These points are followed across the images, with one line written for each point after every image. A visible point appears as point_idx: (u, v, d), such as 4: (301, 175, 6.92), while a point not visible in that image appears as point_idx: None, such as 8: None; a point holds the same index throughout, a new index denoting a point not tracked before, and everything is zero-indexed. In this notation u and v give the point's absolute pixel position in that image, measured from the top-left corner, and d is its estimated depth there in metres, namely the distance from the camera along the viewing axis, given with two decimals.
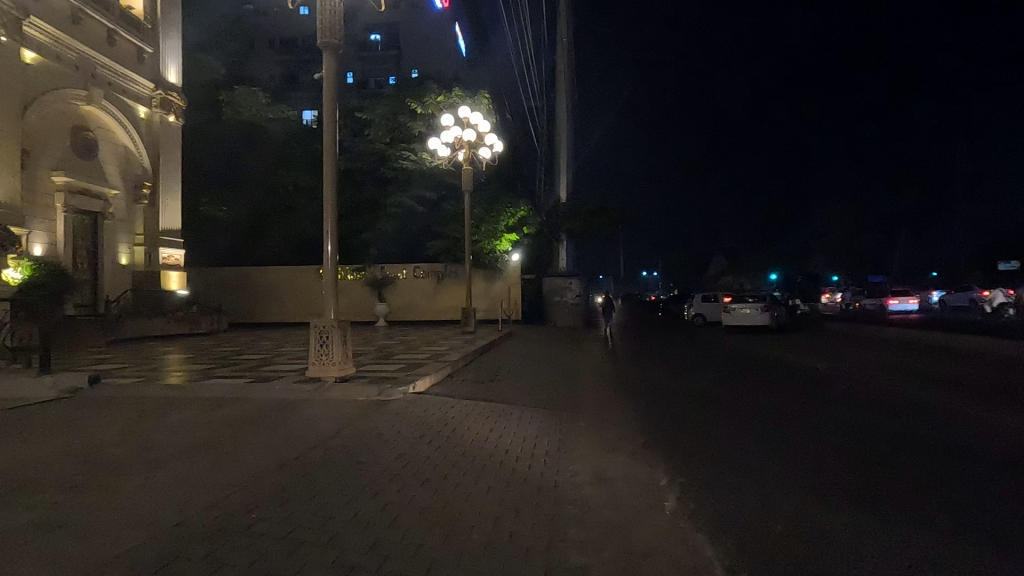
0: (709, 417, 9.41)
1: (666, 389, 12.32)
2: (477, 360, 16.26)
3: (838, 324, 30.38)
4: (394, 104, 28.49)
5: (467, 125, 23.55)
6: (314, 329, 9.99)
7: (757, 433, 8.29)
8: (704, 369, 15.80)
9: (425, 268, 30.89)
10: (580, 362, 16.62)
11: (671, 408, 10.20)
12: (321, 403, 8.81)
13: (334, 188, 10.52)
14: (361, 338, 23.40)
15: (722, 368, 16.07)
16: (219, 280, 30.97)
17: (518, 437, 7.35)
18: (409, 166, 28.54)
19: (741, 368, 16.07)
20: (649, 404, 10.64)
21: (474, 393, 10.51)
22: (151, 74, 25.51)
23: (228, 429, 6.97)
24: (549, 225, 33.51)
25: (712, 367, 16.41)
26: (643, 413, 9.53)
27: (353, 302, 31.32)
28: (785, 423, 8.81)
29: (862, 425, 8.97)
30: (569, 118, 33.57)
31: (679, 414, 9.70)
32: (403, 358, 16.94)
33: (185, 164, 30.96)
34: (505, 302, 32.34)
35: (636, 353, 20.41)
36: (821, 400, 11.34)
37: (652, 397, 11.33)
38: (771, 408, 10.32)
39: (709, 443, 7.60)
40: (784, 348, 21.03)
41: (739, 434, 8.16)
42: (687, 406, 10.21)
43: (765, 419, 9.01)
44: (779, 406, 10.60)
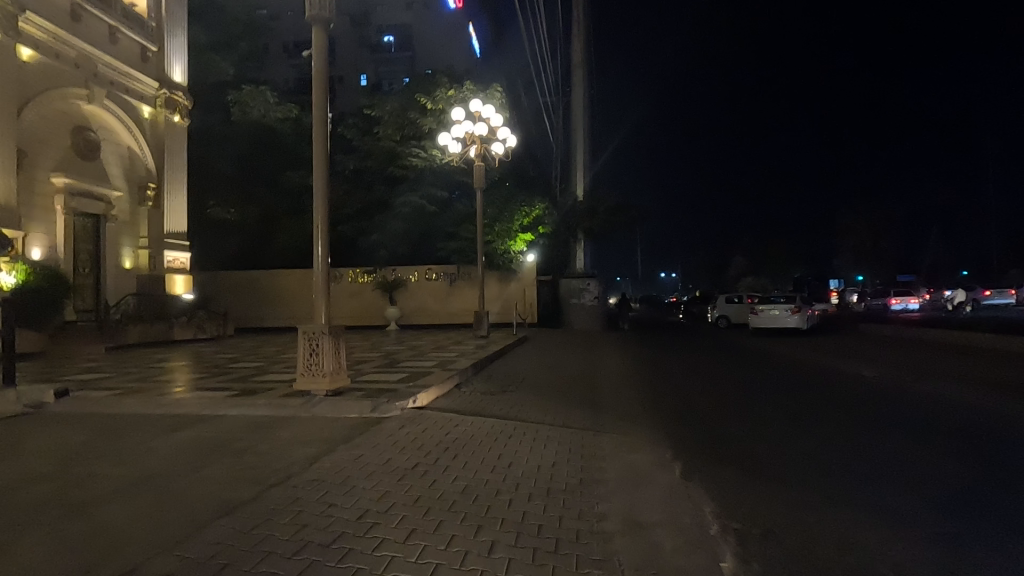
0: (754, 435, 8.12)
1: (698, 396, 11.08)
2: (489, 367, 15.10)
3: (874, 326, 28.63)
4: (404, 100, 27.50)
5: (478, 120, 22.51)
6: (303, 336, 8.91)
7: (816, 458, 6.98)
8: (735, 374, 14.49)
9: (437, 270, 29.93)
10: (598, 368, 15.33)
11: (707, 423, 8.94)
12: (305, 421, 7.73)
13: (324, 181, 9.47)
14: (369, 343, 22.45)
15: (756, 373, 14.69)
16: (228, 284, 30.49)
17: (534, 464, 6.20)
18: (419, 163, 27.44)
19: (777, 374, 14.68)
20: (680, 418, 9.39)
21: (482, 406, 9.38)
22: (157, 73, 24.91)
23: (187, 456, 5.91)
24: (565, 223, 32.24)
25: (745, 372, 15.04)
26: (676, 429, 8.30)
27: (364, 306, 30.46)
28: (847, 446, 7.50)
29: (941, 446, 7.61)
30: (586, 112, 32.26)
31: (718, 431, 8.43)
32: (409, 365, 15.86)
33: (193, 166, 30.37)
34: (520, 305, 31.18)
35: (658, 358, 19.07)
36: (876, 410, 10.02)
37: (682, 406, 10.13)
38: (824, 421, 9.03)
39: (761, 473, 6.34)
40: (820, 353, 19.52)
41: (796, 461, 6.86)
42: (727, 419, 8.97)
43: (822, 442, 7.69)
44: (829, 418, 9.32)
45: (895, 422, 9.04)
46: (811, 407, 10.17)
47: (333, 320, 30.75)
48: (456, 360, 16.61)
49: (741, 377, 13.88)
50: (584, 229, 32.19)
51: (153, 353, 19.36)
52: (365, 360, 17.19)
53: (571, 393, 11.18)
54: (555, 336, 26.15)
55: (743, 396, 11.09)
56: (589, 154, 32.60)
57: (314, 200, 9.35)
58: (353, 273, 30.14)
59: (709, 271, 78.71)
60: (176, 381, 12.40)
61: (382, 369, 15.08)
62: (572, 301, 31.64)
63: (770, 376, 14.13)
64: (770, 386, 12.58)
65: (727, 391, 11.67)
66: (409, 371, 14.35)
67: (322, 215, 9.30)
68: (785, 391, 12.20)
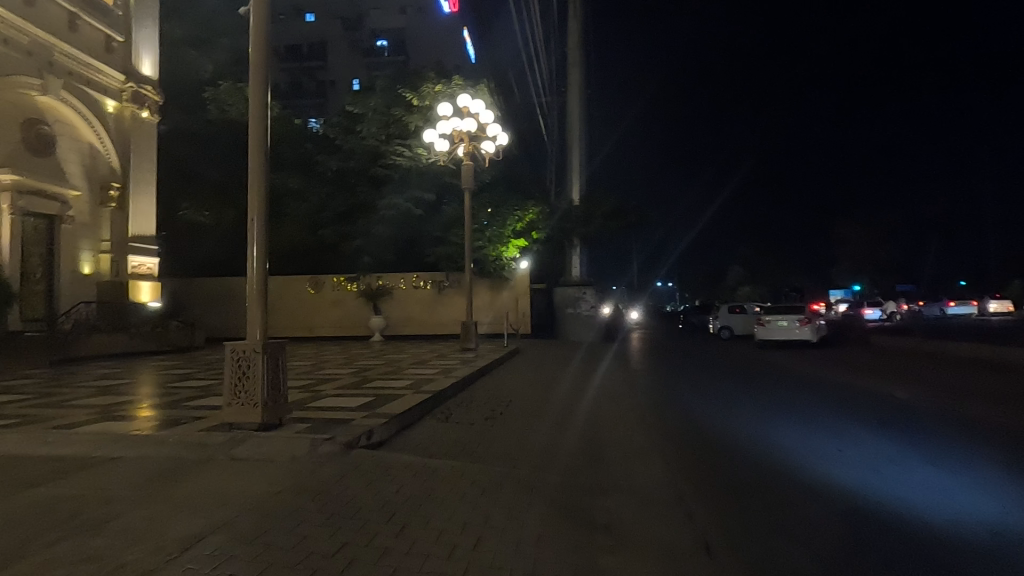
0: (777, 487, 6.58)
1: (718, 429, 9.38)
2: (475, 387, 13.33)
3: (889, 338, 26.95)
4: (388, 96, 25.88)
5: (466, 115, 20.88)
6: (230, 355, 7.17)
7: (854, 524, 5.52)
8: (755, 397, 13.27)
9: (425, 278, 28.37)
10: (597, 388, 13.58)
11: (722, 465, 7.36)
12: (219, 467, 5.97)
13: (261, 168, 7.89)
14: (346, 357, 20.68)
15: (780, 396, 13.40)
16: (202, 291, 28.72)
17: (532, 551, 4.52)
18: (404, 162, 25.92)
19: (801, 396, 13.38)
20: (693, 455, 7.74)
21: (457, 444, 7.61)
22: (123, 65, 23.24)
23: (10, 537, 4.14)
24: (561, 229, 30.56)
25: (766, 393, 13.77)
26: (705, 481, 6.64)
27: (347, 315, 29.03)
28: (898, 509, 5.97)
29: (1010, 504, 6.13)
30: (582, 112, 30.74)
31: (736, 478, 6.84)
32: (384, 384, 14.14)
33: (165, 166, 28.64)
34: (512, 314, 29.48)
35: (661, 374, 17.37)
36: (933, 449, 8.44)
37: (700, 442, 8.46)
38: (881, 468, 7.50)
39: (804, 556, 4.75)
40: (839, 370, 17.83)
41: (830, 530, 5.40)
42: (765, 459, 7.75)
43: (863, 502, 6.18)
44: (882, 463, 7.72)
45: (956, 459, 7.85)
46: (852, 441, 9.03)
47: (314, 330, 29.21)
48: (438, 378, 14.82)
49: (765, 401, 12.64)
50: (580, 235, 30.53)
51: (102, 367, 17.47)
52: (336, 379, 15.33)
53: (565, 422, 9.39)
54: (549, 348, 24.44)
55: (774, 428, 9.95)
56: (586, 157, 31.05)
57: (248, 190, 7.83)
58: (336, 280, 28.71)
59: (706, 281, 77.17)
60: (101, 405, 10.53)
61: (351, 390, 13.22)
62: (567, 311, 30.00)
63: (796, 400, 12.91)
64: (796, 415, 10.94)
65: (748, 424, 10.00)
66: (381, 394, 12.55)
67: (256, 210, 7.78)
68: (815, 420, 10.52)
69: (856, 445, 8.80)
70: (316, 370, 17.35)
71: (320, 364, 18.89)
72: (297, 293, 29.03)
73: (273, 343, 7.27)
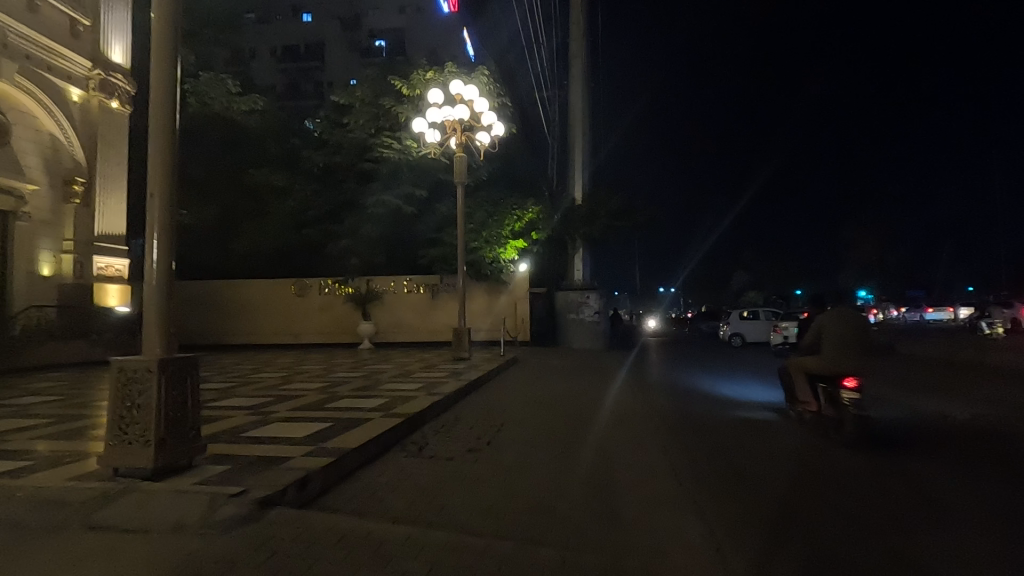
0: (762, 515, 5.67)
1: (755, 461, 7.71)
2: (463, 405, 11.44)
3: (915, 347, 25.08)
4: (377, 85, 24.03)
5: (458, 103, 19.06)
6: (116, 377, 5.32)
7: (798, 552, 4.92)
8: (750, 405, 12.81)
9: (417, 281, 26.72)
10: (605, 407, 11.73)
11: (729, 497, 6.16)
12: (63, 548, 4.06)
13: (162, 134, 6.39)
14: (326, 367, 18.80)
15: (767, 401, 13.19)
16: (189, 296, 28.01)
17: None
18: (393, 156, 23.73)
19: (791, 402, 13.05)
20: (725, 503, 6.01)
21: (424, 496, 5.73)
22: (91, 52, 21.49)
23: None
24: (562, 229, 28.64)
25: (758, 401, 13.39)
26: (735, 529, 5.30)
27: (334, 321, 27.51)
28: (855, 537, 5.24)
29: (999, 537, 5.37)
30: (586, 106, 28.93)
31: (760, 524, 5.45)
32: (357, 403, 12.27)
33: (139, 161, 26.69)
34: (510, 320, 27.69)
35: (674, 388, 15.65)
36: (1005, 479, 7.07)
37: (735, 484, 6.73)
38: (942, 501, 6.27)
39: None
40: (877, 384, 15.95)
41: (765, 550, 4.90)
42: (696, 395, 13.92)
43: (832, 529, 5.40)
44: (944, 497, 6.40)
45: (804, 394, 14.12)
46: (759, 390, 14.66)
47: (300, 336, 27.72)
48: (423, 395, 12.97)
49: (756, 409, 12.32)
50: (583, 236, 28.65)
51: (44, 378, 15.53)
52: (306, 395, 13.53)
53: (569, 458, 7.51)
54: (549, 357, 22.62)
55: (737, 403, 13.02)
56: (590, 153, 29.15)
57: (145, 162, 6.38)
58: (324, 283, 27.23)
59: (710, 285, 75.31)
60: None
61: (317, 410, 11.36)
62: (570, 317, 28.15)
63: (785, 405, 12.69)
64: (841, 439, 9.27)
65: (786, 452, 8.29)
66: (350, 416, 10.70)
67: (157, 188, 6.32)
68: (868, 447, 8.77)
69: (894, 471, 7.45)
70: (286, 383, 15.49)
71: (294, 375, 17.17)
72: (282, 298, 27.61)
73: (167, 360, 5.40)
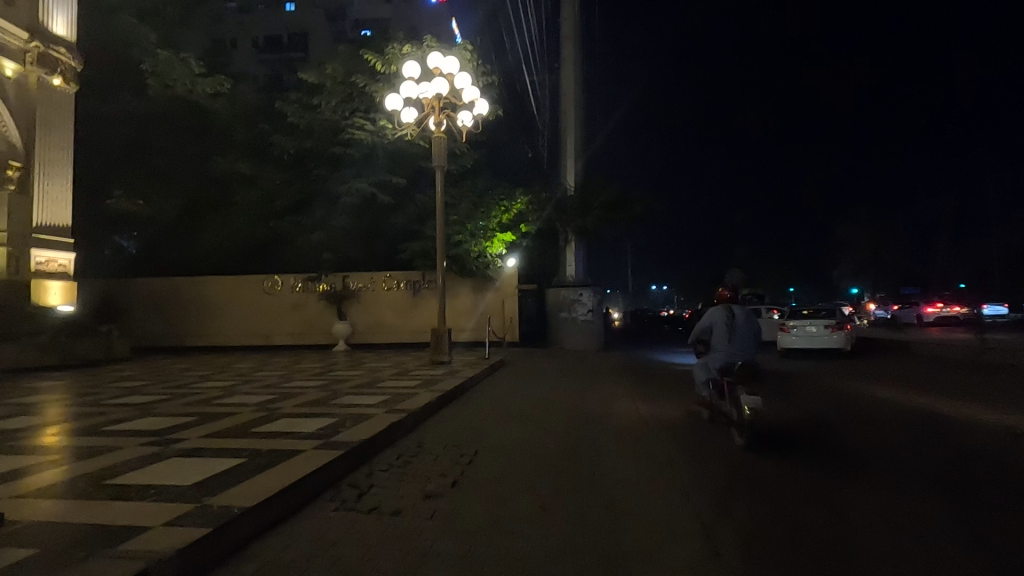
0: None
1: (789, 508, 6.09)
2: (436, 423, 9.46)
3: (926, 351, 23.42)
4: (349, 61, 21.77)
5: (437, 77, 17.03)
6: None
7: None
8: (768, 422, 10.93)
9: (398, 277, 24.80)
10: (602, 424, 9.84)
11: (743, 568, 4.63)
12: None
13: None
14: (289, 374, 16.75)
15: (785, 418, 11.37)
16: (149, 295, 25.94)
17: None
18: (365, 138, 21.42)
19: (813, 420, 11.21)
20: None
21: None
22: (28, 21, 19.14)
23: None
24: (553, 222, 26.68)
25: (774, 416, 11.53)
26: None
27: (308, 320, 25.51)
28: None
29: None
30: (580, 91, 27.00)
31: None
32: (310, 423, 10.25)
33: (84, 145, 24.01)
34: (497, 320, 25.72)
35: (679, 395, 13.81)
36: None
37: (769, 547, 5.08)
38: (992, 555, 5.07)
39: None
40: (907, 399, 14.09)
41: None
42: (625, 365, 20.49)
43: None
44: (994, 549, 5.22)
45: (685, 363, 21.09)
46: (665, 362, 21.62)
47: (271, 337, 25.70)
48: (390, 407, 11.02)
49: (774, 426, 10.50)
50: (576, 229, 26.71)
51: None
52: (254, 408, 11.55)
53: (560, 512, 5.61)
54: (539, 359, 20.74)
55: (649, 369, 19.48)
56: (584, 141, 27.24)
57: None
58: (296, 280, 25.30)
59: (700, 283, 73.64)
60: None
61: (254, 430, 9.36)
62: (561, 316, 26.30)
63: (810, 423, 10.88)
64: (895, 477, 7.49)
65: (836, 498, 6.51)
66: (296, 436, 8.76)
67: None
68: (915, 482, 7.21)
69: (936, 514, 6.08)
70: (234, 394, 13.39)
71: (250, 383, 15.18)
72: (252, 295, 25.68)
73: None
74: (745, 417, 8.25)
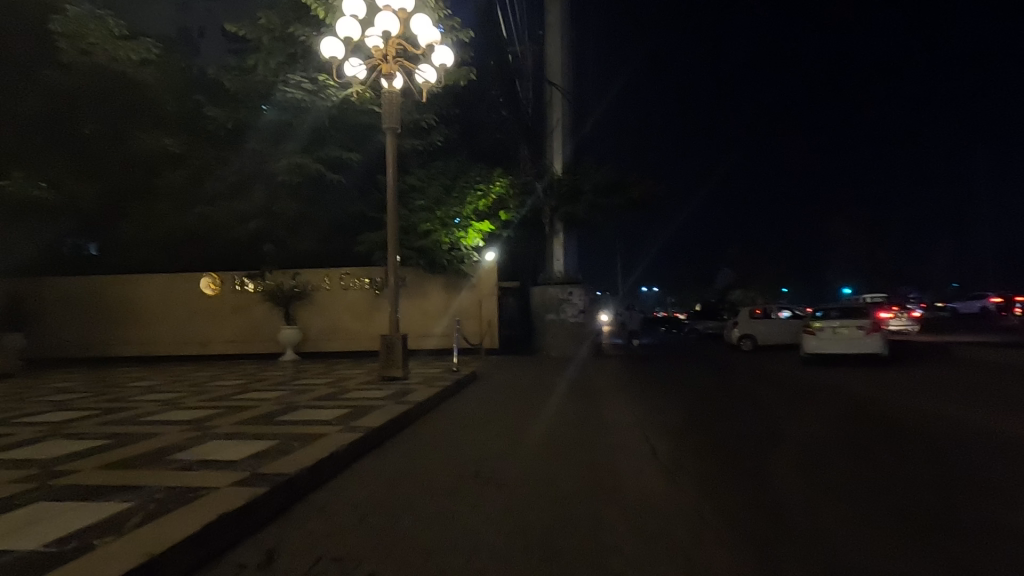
0: None
1: None
2: (341, 490, 5.74)
3: (971, 357, 20.07)
4: (288, 11, 17.92)
5: (383, 13, 13.37)
6: None
7: None
8: (850, 473, 7.30)
9: (356, 274, 21.27)
10: (608, 490, 6.19)
11: None
12: None
13: None
14: (198, 390, 12.99)
15: (869, 463, 7.75)
16: (69, 295, 22.15)
17: None
18: (303, 99, 17.53)
19: (911, 466, 7.59)
20: None
21: None
22: None
23: None
24: (537, 209, 23.02)
25: (855, 461, 7.87)
26: None
27: (250, 326, 21.73)
28: None
29: None
30: (567, 60, 23.40)
31: None
32: (153, 453, 6.44)
33: None
34: (473, 323, 22.09)
35: (706, 422, 10.21)
36: None
37: None
38: None
39: None
40: (1007, 425, 10.51)
41: None
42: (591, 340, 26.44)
43: None
44: None
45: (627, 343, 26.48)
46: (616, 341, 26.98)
47: (208, 346, 21.89)
48: (291, 433, 7.31)
49: (867, 483, 6.87)
50: (564, 216, 23.03)
51: None
52: (98, 429, 7.92)
53: None
54: (521, 370, 17.10)
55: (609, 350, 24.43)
56: (573, 117, 23.69)
57: None
58: (238, 277, 21.57)
59: (693, 285, 70.32)
60: None
61: (36, 470, 5.72)
62: (548, 318, 22.68)
63: (915, 474, 7.24)
64: None
65: None
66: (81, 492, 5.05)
67: None
68: None
69: None
70: (93, 414, 9.60)
71: (139, 396, 11.47)
72: (186, 295, 21.86)
73: None
74: (685, 408, 11.38)
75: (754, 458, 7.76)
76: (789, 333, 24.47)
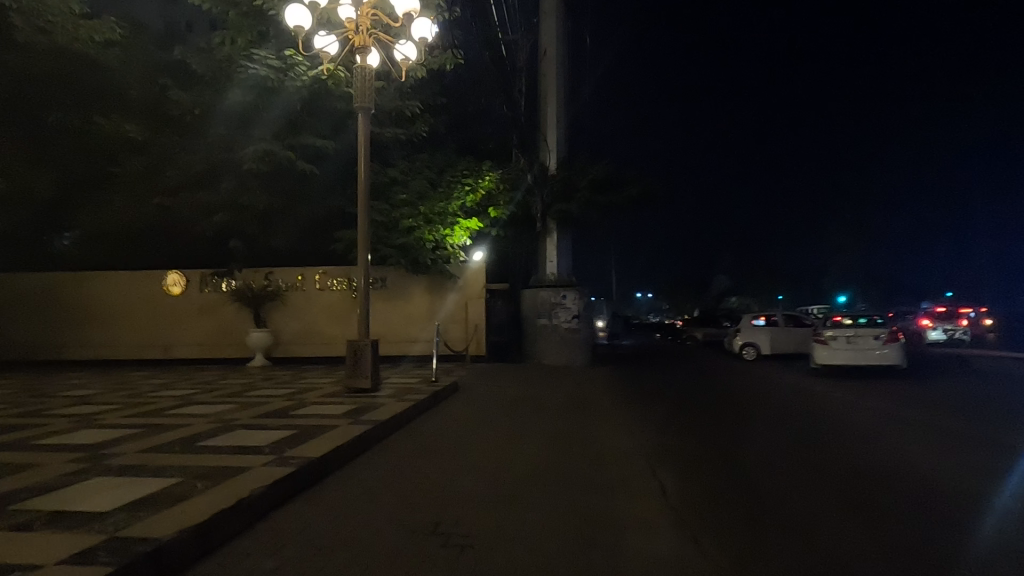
0: None
1: None
2: (240, 560, 4.17)
3: (991, 371, 18.69)
4: None
5: None
6: None
7: None
8: (907, 516, 5.81)
9: (333, 273, 19.75)
10: (605, 556, 4.65)
11: None
12: None
13: None
14: (138, 400, 11.37)
15: (926, 502, 6.26)
16: (22, 292, 20.45)
17: None
18: (269, 79, 15.96)
19: (982, 506, 6.11)
20: None
21: None
22: None
23: None
24: (528, 207, 21.54)
25: (906, 499, 6.38)
26: None
27: (217, 328, 20.10)
28: None
29: None
30: (562, 49, 21.91)
31: None
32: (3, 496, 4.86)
33: None
34: (458, 327, 20.56)
35: (720, 447, 8.70)
36: None
37: None
38: None
39: None
40: None
41: None
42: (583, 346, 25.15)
43: None
44: None
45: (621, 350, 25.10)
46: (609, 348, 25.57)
47: (172, 349, 20.24)
48: (205, 466, 5.74)
49: (933, 533, 5.39)
50: (557, 215, 21.54)
51: None
52: None
53: None
54: (508, 381, 15.58)
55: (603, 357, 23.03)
56: (568, 110, 22.20)
57: None
58: (206, 276, 19.97)
59: (688, 291, 69.06)
60: None
61: None
62: (539, 322, 21.20)
63: (988, 518, 5.78)
64: None
65: None
66: None
67: None
68: None
69: None
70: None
71: (61, 409, 9.85)
72: (149, 294, 20.22)
73: None
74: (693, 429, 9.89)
75: (783, 497, 6.28)
76: (795, 342, 23.06)
